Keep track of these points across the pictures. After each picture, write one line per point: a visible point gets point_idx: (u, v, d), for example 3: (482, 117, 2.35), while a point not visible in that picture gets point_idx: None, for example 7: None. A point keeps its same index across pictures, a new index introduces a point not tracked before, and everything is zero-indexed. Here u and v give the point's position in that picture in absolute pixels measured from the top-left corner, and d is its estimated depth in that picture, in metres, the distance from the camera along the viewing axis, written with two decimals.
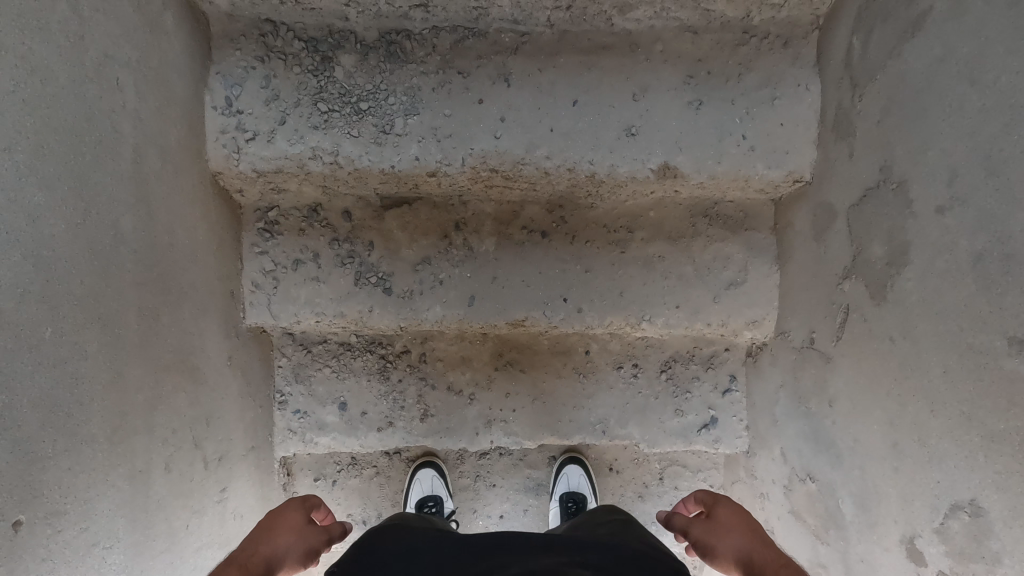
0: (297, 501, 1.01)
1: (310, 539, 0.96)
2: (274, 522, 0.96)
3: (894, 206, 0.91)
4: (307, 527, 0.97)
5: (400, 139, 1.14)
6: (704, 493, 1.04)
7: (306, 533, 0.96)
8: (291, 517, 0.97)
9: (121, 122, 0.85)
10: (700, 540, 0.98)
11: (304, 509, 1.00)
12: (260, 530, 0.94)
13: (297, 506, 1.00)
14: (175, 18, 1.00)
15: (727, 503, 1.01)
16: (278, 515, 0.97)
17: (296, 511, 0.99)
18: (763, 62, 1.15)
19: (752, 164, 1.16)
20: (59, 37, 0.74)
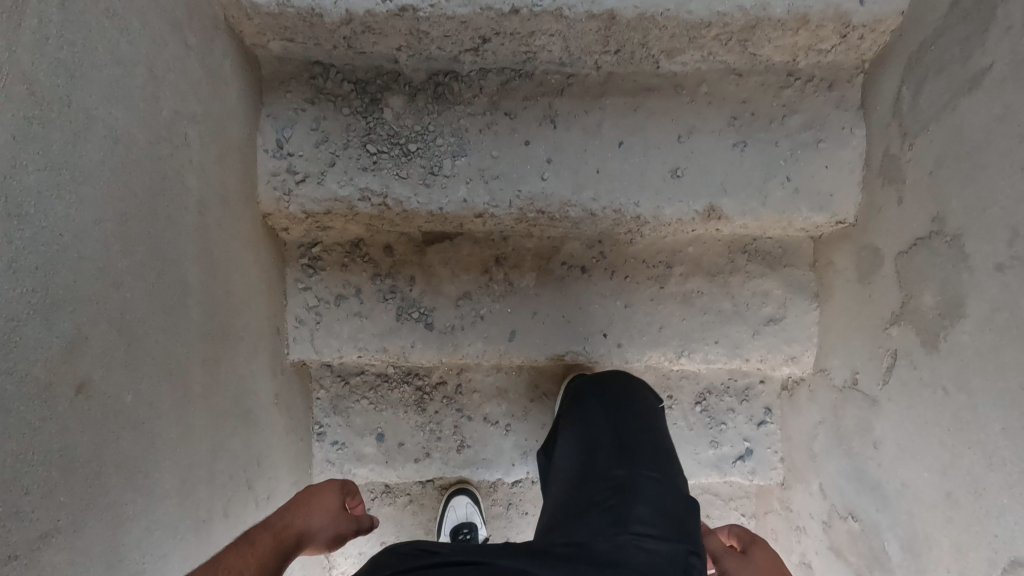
0: (336, 483, 1.00)
1: (339, 525, 0.95)
2: (313, 498, 0.94)
3: (948, 258, 0.92)
4: (340, 512, 0.96)
5: (448, 180, 1.16)
6: (742, 529, 1.00)
7: (339, 518, 0.95)
8: (329, 499, 0.95)
9: (187, 175, 0.86)
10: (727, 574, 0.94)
11: (340, 494, 0.98)
12: (298, 503, 0.92)
13: (335, 488, 0.98)
14: (232, 65, 1.01)
15: (765, 544, 0.97)
16: (317, 492, 0.95)
17: (333, 493, 0.97)
18: (808, 105, 1.16)
19: (797, 206, 1.17)
20: (138, 99, 0.74)
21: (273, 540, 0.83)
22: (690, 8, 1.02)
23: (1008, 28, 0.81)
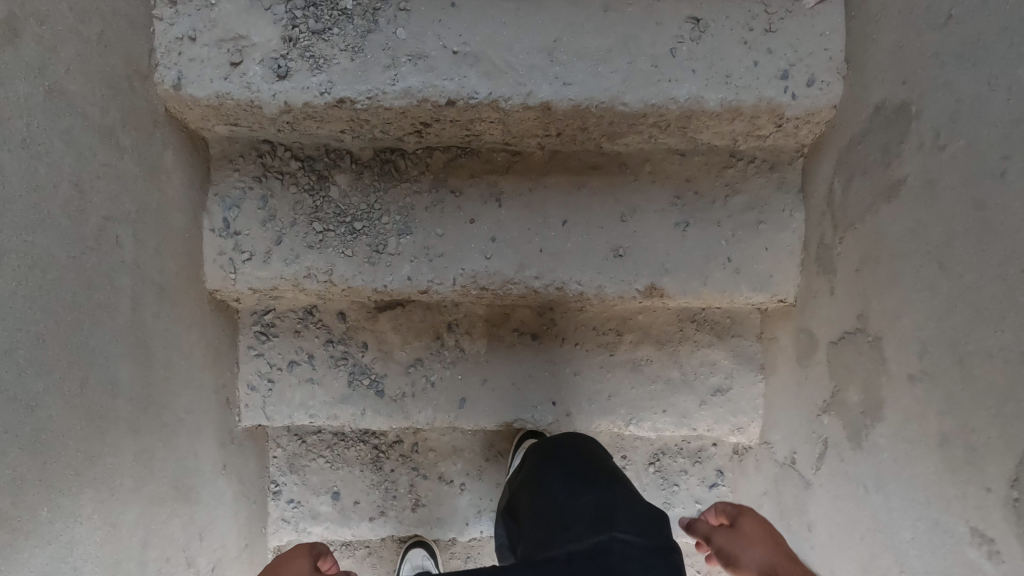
0: (303, 547, 1.04)
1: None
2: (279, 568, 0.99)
3: (870, 359, 0.94)
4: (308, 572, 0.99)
5: (393, 258, 1.18)
6: (726, 503, 1.06)
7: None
8: (295, 564, 1.00)
9: (118, 276, 0.88)
10: (725, 550, 1.01)
11: (309, 557, 1.02)
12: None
13: (303, 553, 1.02)
14: (173, 154, 1.04)
15: (751, 514, 1.03)
16: (282, 562, 1.00)
17: (301, 558, 1.01)
18: (750, 185, 1.18)
19: (738, 286, 1.18)
20: (59, 218, 0.77)
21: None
22: (625, 100, 1.03)
23: (919, 145, 0.83)
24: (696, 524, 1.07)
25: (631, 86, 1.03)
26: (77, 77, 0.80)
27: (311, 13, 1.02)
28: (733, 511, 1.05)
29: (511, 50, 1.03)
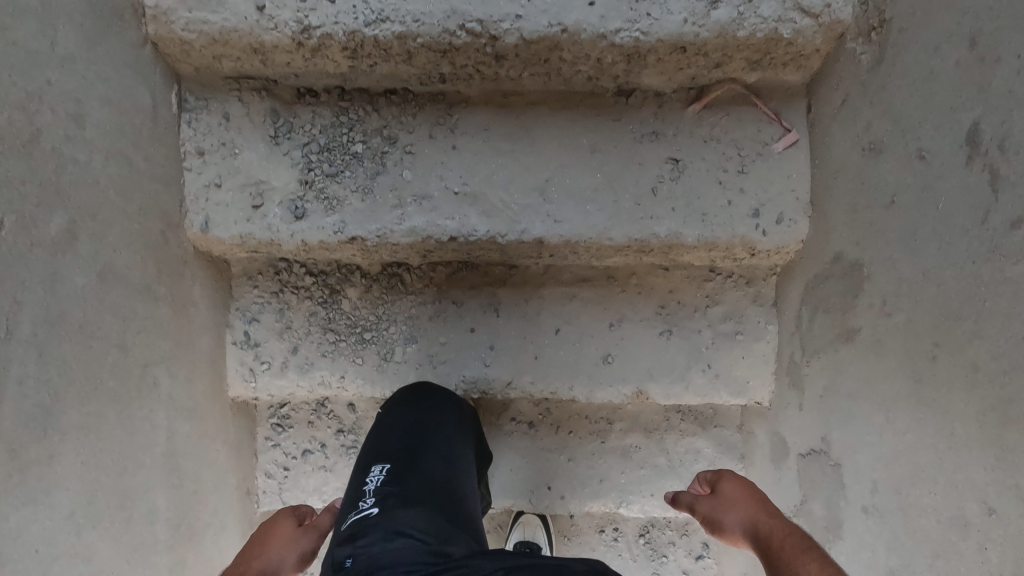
0: (286, 511, 1.02)
1: (303, 543, 0.97)
2: (266, 534, 0.97)
3: (831, 479, 1.04)
4: (297, 530, 0.98)
5: (400, 366, 1.28)
6: (706, 469, 1.00)
7: (299, 539, 0.97)
8: (282, 527, 0.98)
9: (156, 414, 0.99)
10: (707, 517, 0.93)
11: (294, 517, 1.01)
12: (255, 544, 0.95)
13: (286, 513, 1.01)
14: (201, 284, 1.14)
15: (732, 479, 0.96)
16: (269, 528, 0.98)
17: (286, 518, 1.00)
18: (728, 297, 1.28)
19: (718, 390, 1.29)
20: (108, 381, 0.87)
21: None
22: (610, 235, 1.14)
23: (871, 304, 0.93)
24: (679, 496, 0.97)
25: (615, 223, 1.14)
26: (123, 251, 0.91)
27: (325, 157, 1.13)
28: (714, 478, 0.98)
29: (507, 191, 1.13)
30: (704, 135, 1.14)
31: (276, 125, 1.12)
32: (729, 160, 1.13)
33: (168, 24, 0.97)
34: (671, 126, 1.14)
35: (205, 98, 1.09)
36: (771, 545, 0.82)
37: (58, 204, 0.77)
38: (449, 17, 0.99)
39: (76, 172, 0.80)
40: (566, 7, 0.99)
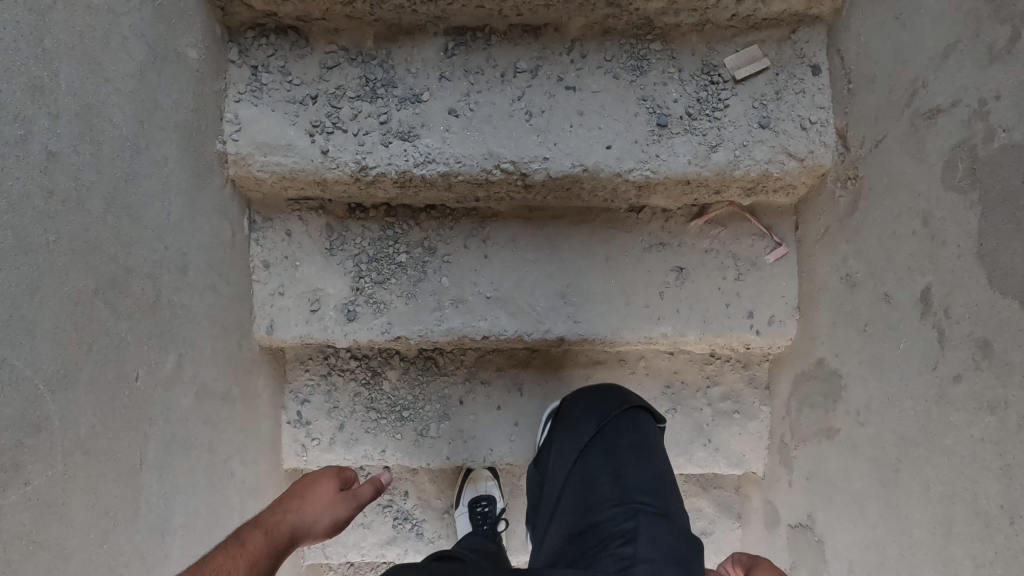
0: (331, 471, 1.01)
1: (339, 510, 0.96)
2: (305, 492, 0.95)
3: (816, 554, 1.20)
4: (337, 495, 0.97)
5: (435, 440, 1.44)
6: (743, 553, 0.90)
7: (338, 504, 0.96)
8: (323, 490, 0.96)
9: (234, 500, 1.15)
10: None
11: (337, 481, 0.99)
12: (294, 498, 0.94)
13: (331, 475, 0.99)
14: (264, 376, 1.30)
15: (768, 565, 0.86)
16: (312, 484, 0.97)
17: (330, 480, 0.98)
18: (727, 379, 1.44)
19: (717, 461, 1.45)
20: (203, 482, 1.03)
21: (268, 538, 0.84)
22: (623, 333, 1.30)
23: (847, 411, 1.09)
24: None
25: (627, 322, 1.30)
26: (213, 367, 1.06)
27: (373, 266, 1.28)
28: (748, 562, 0.89)
29: (532, 295, 1.29)
30: (705, 245, 1.30)
31: (331, 239, 1.28)
32: (727, 268, 1.30)
33: (246, 167, 1.14)
34: (676, 238, 1.31)
35: (270, 218, 1.25)
36: None
37: (173, 344, 0.93)
38: (486, 158, 1.15)
39: (183, 313, 0.96)
40: (586, 150, 1.15)
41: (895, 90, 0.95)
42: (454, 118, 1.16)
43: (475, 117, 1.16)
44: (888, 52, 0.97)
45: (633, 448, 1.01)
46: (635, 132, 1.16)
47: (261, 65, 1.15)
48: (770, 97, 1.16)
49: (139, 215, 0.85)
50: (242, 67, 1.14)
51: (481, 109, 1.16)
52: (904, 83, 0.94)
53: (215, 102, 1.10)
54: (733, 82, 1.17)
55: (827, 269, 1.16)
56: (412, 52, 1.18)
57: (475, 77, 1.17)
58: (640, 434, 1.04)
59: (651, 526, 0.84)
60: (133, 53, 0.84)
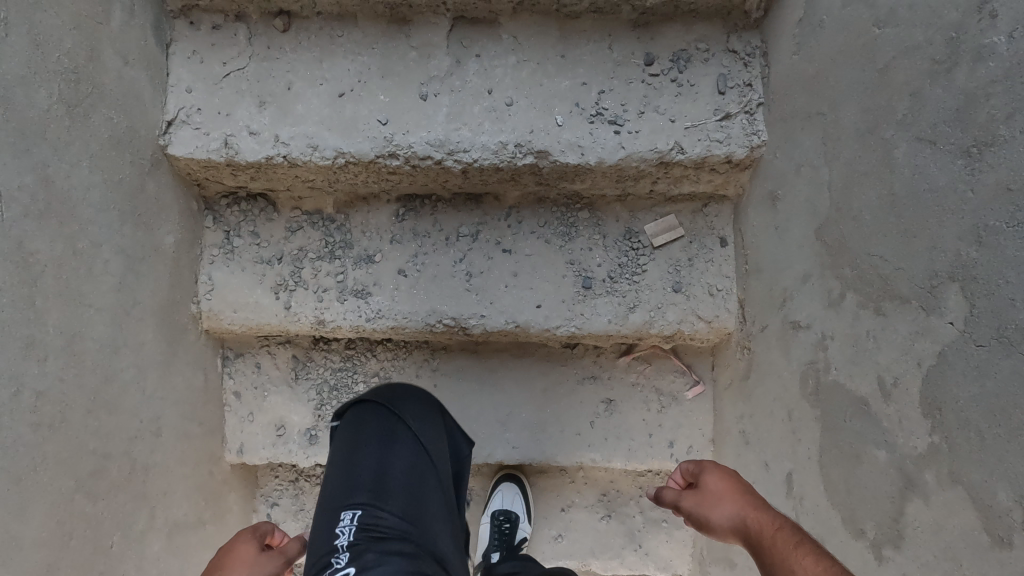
0: (247, 531, 0.97)
1: (267, 568, 0.92)
2: (224, 561, 0.92)
3: None
4: (260, 554, 0.93)
5: None
6: (689, 462, 0.92)
7: (260, 562, 0.92)
8: (244, 550, 0.93)
9: None
10: (693, 514, 0.86)
11: (255, 539, 0.96)
12: (213, 572, 0.90)
13: (247, 537, 0.96)
14: (235, 490, 1.46)
15: (715, 469, 0.89)
16: (227, 553, 0.93)
17: (246, 542, 0.94)
18: (658, 489, 1.59)
19: (648, 564, 1.60)
20: None
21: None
22: (557, 457, 1.45)
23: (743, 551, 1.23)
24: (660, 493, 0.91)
25: (560, 448, 1.45)
26: (185, 503, 1.22)
27: (334, 394, 1.44)
28: (694, 470, 0.91)
29: (476, 421, 1.44)
30: (632, 379, 1.45)
31: (296, 371, 1.43)
32: (651, 400, 1.44)
33: (218, 320, 1.29)
34: (607, 372, 1.45)
35: (242, 354, 1.41)
36: (756, 540, 0.77)
37: (148, 499, 1.09)
38: (430, 314, 1.30)
39: (157, 468, 1.11)
40: (519, 309, 1.30)
41: (774, 290, 1.10)
42: (403, 277, 1.31)
43: (421, 276, 1.31)
44: (771, 254, 1.11)
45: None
46: (563, 292, 1.31)
47: (233, 229, 1.31)
48: (683, 263, 1.30)
49: (118, 405, 1.01)
50: (216, 232, 1.30)
51: (427, 269, 1.32)
52: (780, 288, 1.08)
53: (191, 268, 1.25)
54: (651, 247, 1.32)
55: (731, 417, 1.31)
56: (367, 216, 1.33)
57: (423, 240, 1.32)
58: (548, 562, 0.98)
59: None
60: (115, 269, 1.00)
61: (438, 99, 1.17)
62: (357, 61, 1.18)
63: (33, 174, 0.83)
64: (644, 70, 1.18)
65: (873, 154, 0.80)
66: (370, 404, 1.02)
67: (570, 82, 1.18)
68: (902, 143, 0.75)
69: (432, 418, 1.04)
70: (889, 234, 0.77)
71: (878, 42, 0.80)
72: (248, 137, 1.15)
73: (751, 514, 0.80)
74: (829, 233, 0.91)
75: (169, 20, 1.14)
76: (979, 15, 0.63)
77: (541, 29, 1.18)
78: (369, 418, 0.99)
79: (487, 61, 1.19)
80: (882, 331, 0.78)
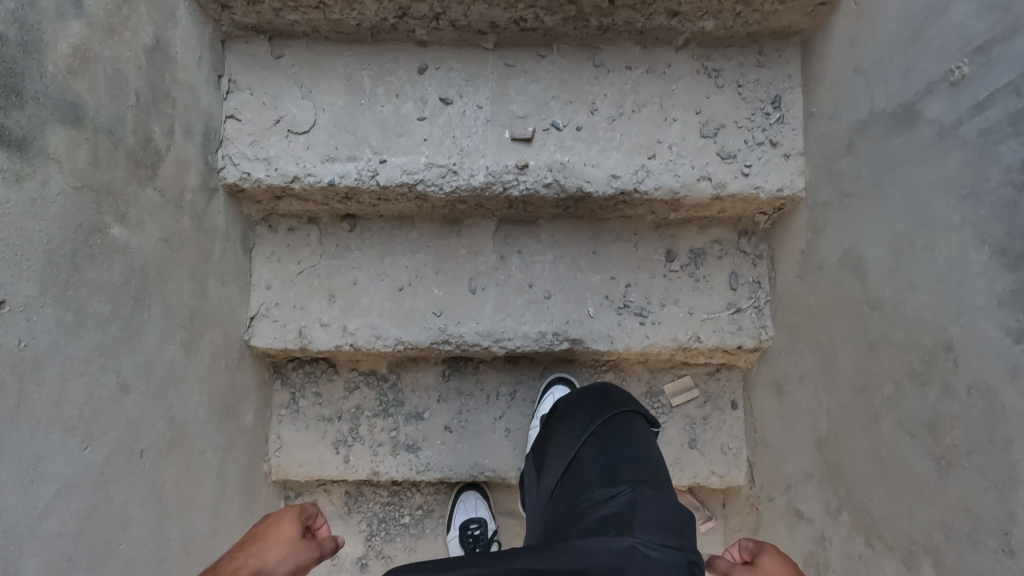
0: (294, 511, 0.93)
1: (303, 554, 0.87)
2: (266, 533, 0.88)
3: None
4: (299, 537, 0.89)
5: None
6: (750, 539, 0.90)
7: (299, 547, 0.88)
8: (287, 529, 0.89)
9: None
10: None
11: (300, 520, 0.92)
12: (256, 541, 0.87)
13: (294, 516, 0.91)
14: None
15: (776, 553, 0.86)
16: (272, 525, 0.90)
17: (293, 521, 0.91)
18: None
19: None
20: None
21: None
22: None
23: None
24: (713, 563, 0.89)
25: None
26: None
27: (382, 526, 1.60)
28: (755, 548, 0.89)
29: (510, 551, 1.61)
30: None
31: (349, 504, 1.60)
32: None
33: (285, 472, 1.45)
34: None
35: (301, 491, 1.57)
36: None
37: None
38: (473, 466, 1.47)
39: None
40: None
41: (781, 469, 1.26)
42: (449, 432, 1.47)
43: (465, 431, 1.47)
44: (778, 437, 1.28)
45: (629, 440, 1.01)
46: None
47: (298, 390, 1.47)
48: (698, 421, 1.47)
49: None
50: (284, 393, 1.46)
51: (470, 425, 1.48)
52: (786, 471, 1.24)
53: (265, 432, 1.42)
54: (670, 405, 1.48)
55: None
56: (416, 377, 1.49)
57: (467, 397, 1.48)
58: (637, 434, 1.03)
59: (641, 494, 0.84)
60: (213, 464, 1.16)
61: (485, 291, 1.34)
62: (415, 257, 1.34)
63: (163, 419, 0.99)
64: (666, 265, 1.35)
65: (864, 411, 0.97)
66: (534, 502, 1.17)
67: (601, 276, 1.35)
68: (887, 416, 0.91)
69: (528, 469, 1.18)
70: (877, 487, 0.93)
71: (868, 318, 0.97)
72: (320, 328, 1.32)
73: None
74: (827, 452, 1.08)
75: (253, 226, 1.31)
76: (945, 354, 0.79)
77: (576, 229, 1.35)
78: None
79: (528, 256, 1.35)
80: (872, 563, 0.94)
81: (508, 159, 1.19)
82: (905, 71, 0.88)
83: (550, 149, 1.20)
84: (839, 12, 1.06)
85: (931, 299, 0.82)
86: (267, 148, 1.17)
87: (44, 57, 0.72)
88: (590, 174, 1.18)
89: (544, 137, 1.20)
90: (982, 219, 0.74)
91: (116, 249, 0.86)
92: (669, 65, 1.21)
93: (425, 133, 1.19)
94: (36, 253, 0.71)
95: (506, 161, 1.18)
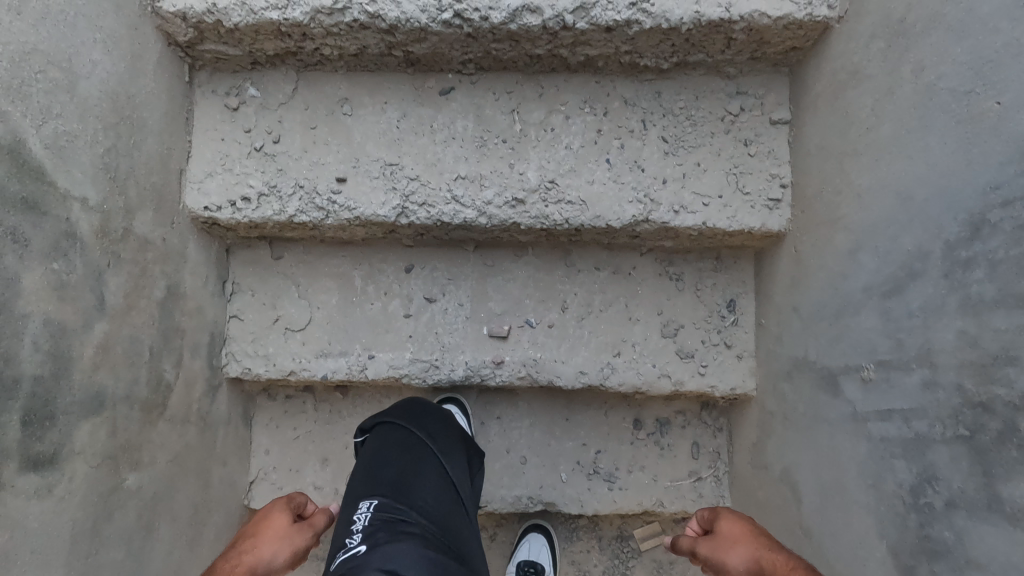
0: (282, 501, 1.01)
1: (296, 540, 0.97)
2: (259, 529, 0.97)
3: None
4: (292, 525, 0.98)
5: None
6: (706, 509, 0.99)
7: (292, 535, 0.97)
8: (276, 521, 0.97)
9: None
10: (710, 560, 0.92)
11: (290, 509, 1.00)
12: (247, 539, 0.96)
13: (282, 507, 1.00)
14: None
15: (730, 515, 0.95)
16: (264, 520, 0.98)
17: (282, 512, 0.99)
18: None
19: None
20: None
21: None
22: None
23: None
24: (682, 542, 0.98)
25: None
26: None
27: None
28: (710, 516, 0.98)
29: None
30: None
31: None
32: None
33: None
34: None
35: None
36: None
37: None
38: None
39: None
40: None
41: None
42: None
43: None
44: None
45: None
46: None
47: None
48: (665, 565, 1.58)
49: None
50: None
51: None
52: None
53: None
54: (639, 549, 1.59)
55: None
56: None
57: None
58: None
59: None
60: None
61: None
62: None
63: None
64: (634, 432, 1.46)
65: None
66: (393, 424, 1.07)
67: (573, 443, 1.45)
68: None
69: (457, 450, 1.08)
70: None
71: (801, 543, 1.07)
72: (314, 491, 1.43)
73: (765, 556, 0.86)
74: None
75: (253, 397, 1.43)
76: None
77: (551, 398, 1.46)
78: (397, 430, 1.06)
79: (506, 422, 1.46)
80: None
81: (485, 353, 1.30)
82: (830, 341, 0.99)
83: (524, 345, 1.30)
84: (783, 248, 1.17)
85: (846, 562, 0.93)
86: (266, 345, 1.29)
87: (72, 373, 0.84)
88: (560, 370, 1.29)
89: (519, 333, 1.31)
90: (882, 517, 0.84)
91: (131, 497, 0.97)
92: (634, 267, 1.32)
93: (410, 329, 1.31)
94: (60, 546, 0.82)
95: (483, 356, 1.30)
